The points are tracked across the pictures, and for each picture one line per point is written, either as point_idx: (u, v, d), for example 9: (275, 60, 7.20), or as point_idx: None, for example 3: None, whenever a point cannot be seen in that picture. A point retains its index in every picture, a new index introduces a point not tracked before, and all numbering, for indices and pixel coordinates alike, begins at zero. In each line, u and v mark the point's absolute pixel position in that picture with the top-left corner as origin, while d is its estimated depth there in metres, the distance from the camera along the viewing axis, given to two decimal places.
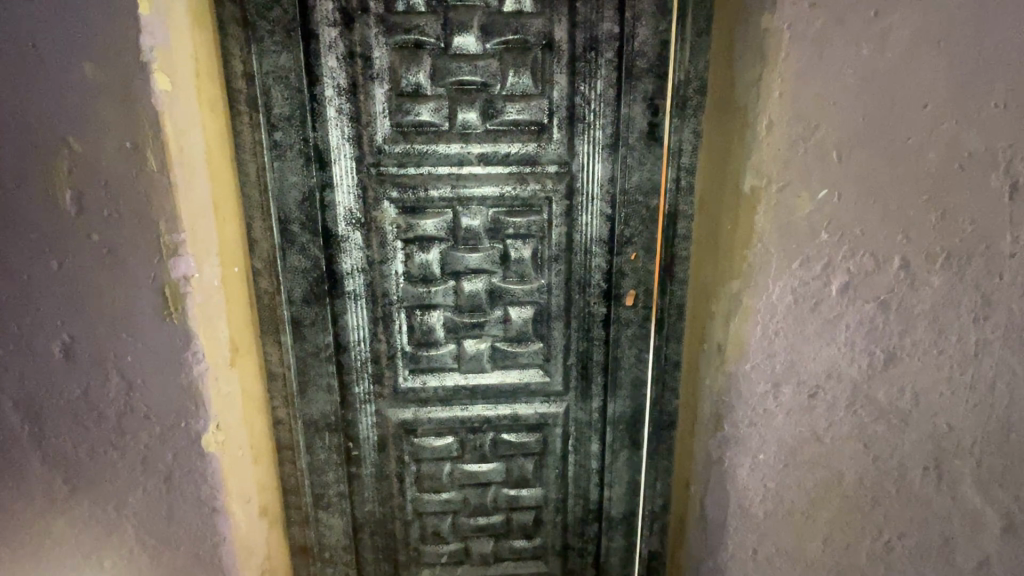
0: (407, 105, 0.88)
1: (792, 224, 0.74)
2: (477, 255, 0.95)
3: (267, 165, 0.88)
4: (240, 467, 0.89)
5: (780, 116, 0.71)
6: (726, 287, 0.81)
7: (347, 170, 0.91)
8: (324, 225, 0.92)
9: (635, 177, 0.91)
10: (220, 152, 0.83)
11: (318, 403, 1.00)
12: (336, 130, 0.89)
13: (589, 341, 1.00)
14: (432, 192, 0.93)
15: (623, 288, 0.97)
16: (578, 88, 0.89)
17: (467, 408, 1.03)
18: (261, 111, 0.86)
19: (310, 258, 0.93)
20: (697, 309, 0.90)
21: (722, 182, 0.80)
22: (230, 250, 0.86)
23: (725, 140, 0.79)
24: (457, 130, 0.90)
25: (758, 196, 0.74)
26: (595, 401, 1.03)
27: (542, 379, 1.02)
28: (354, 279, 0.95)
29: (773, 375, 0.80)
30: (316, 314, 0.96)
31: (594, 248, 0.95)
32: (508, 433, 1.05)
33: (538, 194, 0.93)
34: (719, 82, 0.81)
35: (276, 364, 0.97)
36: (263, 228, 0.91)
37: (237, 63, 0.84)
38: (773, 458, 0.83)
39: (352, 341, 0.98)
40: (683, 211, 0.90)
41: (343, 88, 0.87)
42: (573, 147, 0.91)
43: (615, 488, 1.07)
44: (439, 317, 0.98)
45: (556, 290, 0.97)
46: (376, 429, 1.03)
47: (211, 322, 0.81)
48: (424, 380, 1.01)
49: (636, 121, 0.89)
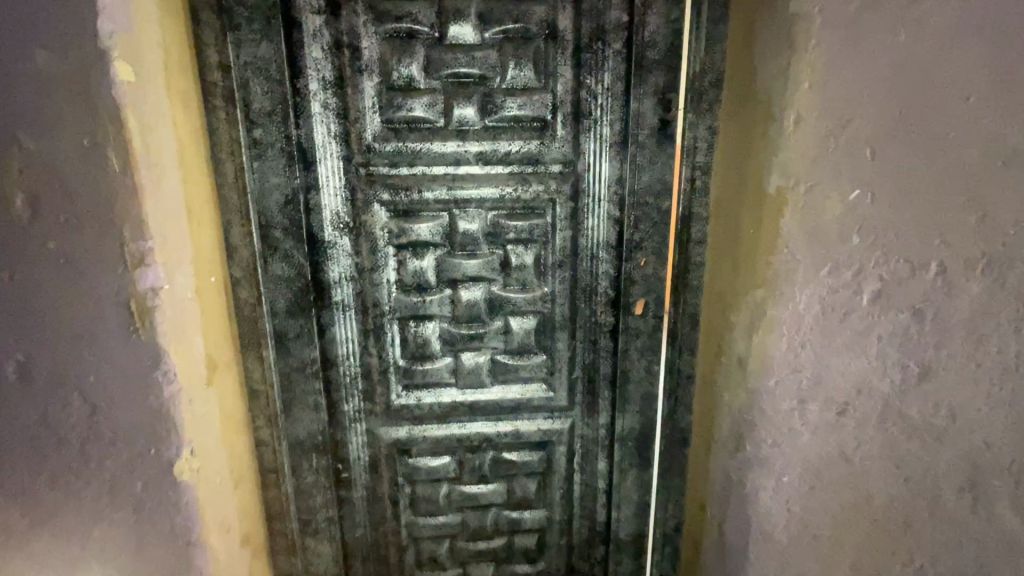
0: (399, 100, 0.82)
1: (821, 227, 0.68)
2: (476, 262, 0.88)
3: (246, 165, 0.81)
4: (218, 495, 0.82)
5: (810, 109, 0.64)
6: (748, 296, 0.75)
7: (333, 170, 0.84)
8: (309, 230, 0.85)
9: (646, 177, 0.85)
10: (193, 152, 0.76)
11: (304, 422, 0.92)
12: (321, 127, 0.82)
13: (596, 353, 0.93)
14: (426, 194, 0.86)
15: (633, 296, 0.90)
16: (584, 80, 0.82)
17: (465, 425, 0.96)
18: (239, 105, 0.79)
19: (294, 266, 0.86)
20: (714, 320, 0.84)
21: (742, 182, 0.75)
22: (205, 258, 0.78)
23: (745, 136, 0.73)
24: (453, 127, 0.83)
25: (784, 198, 0.68)
26: (602, 416, 0.96)
27: (546, 394, 0.95)
28: (343, 289, 0.88)
29: (798, 391, 0.74)
30: (301, 326, 0.88)
31: (601, 254, 0.89)
32: (509, 452, 0.98)
33: (540, 195, 0.87)
34: (737, 74, 0.75)
35: (258, 381, 0.89)
36: (242, 234, 0.83)
37: (212, 54, 0.77)
38: (798, 480, 0.77)
39: (341, 354, 0.91)
40: (698, 214, 0.84)
41: (329, 81, 0.80)
42: (579, 145, 0.85)
43: (623, 508, 1.00)
44: (434, 329, 0.91)
45: (560, 298, 0.91)
46: (368, 448, 0.96)
47: (183, 338, 0.74)
48: (418, 396, 0.94)
49: (647, 116, 0.83)
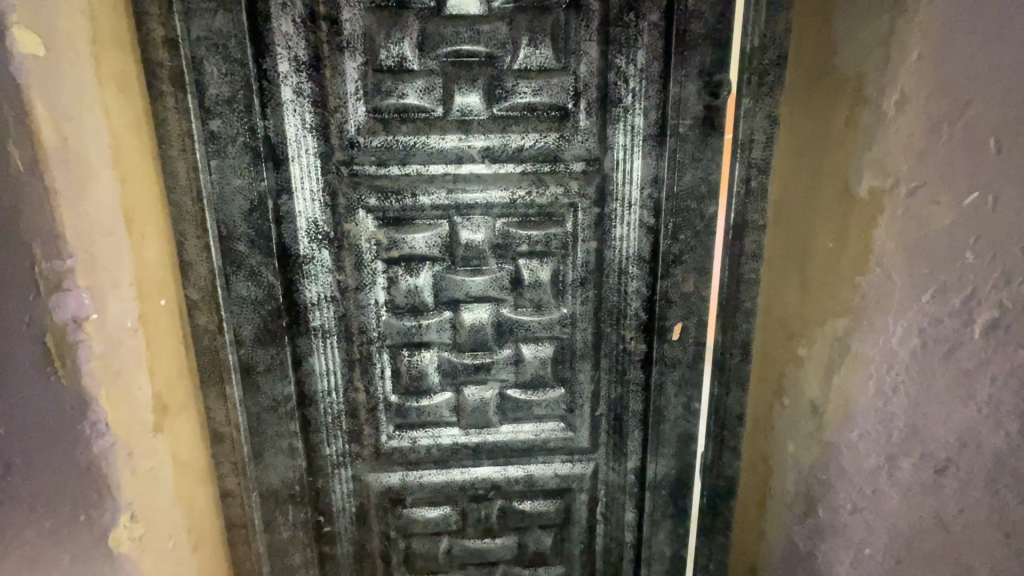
0: (388, 84, 0.67)
1: (927, 238, 0.52)
2: (481, 279, 0.74)
3: (202, 164, 0.67)
4: (173, 566, 0.66)
5: (918, 88, 0.50)
6: (825, 326, 0.61)
7: (309, 170, 0.69)
8: (280, 242, 0.70)
9: (688, 177, 0.70)
10: (134, 149, 0.61)
11: (277, 469, 0.78)
12: (294, 118, 0.67)
13: (624, 386, 0.78)
14: (421, 198, 0.71)
15: (669, 320, 0.75)
16: (613, 60, 0.68)
17: (469, 470, 0.81)
18: (191, 91, 0.65)
19: (262, 286, 0.71)
20: (772, 350, 0.70)
21: (817, 184, 0.60)
22: (151, 278, 0.64)
23: (821, 127, 0.59)
24: (454, 118, 0.69)
25: (879, 203, 0.53)
26: (631, 460, 0.82)
27: (565, 434, 0.80)
28: (322, 312, 0.74)
29: (886, 445, 0.58)
30: (273, 357, 0.74)
31: (631, 269, 0.74)
32: (521, 501, 0.83)
33: (559, 198, 0.72)
34: (811, 50, 0.61)
35: (223, 422, 0.75)
36: (199, 247, 0.69)
37: (157, 27, 0.62)
38: (883, 554, 0.60)
39: (320, 390, 0.76)
40: (753, 222, 0.71)
41: (302, 62, 0.66)
42: (606, 139, 0.70)
43: (654, 565, 0.85)
44: (432, 359, 0.76)
45: (582, 322, 0.76)
46: (355, 498, 0.81)
47: (121, 379, 0.59)
48: (414, 437, 0.80)
49: (690, 103, 0.68)
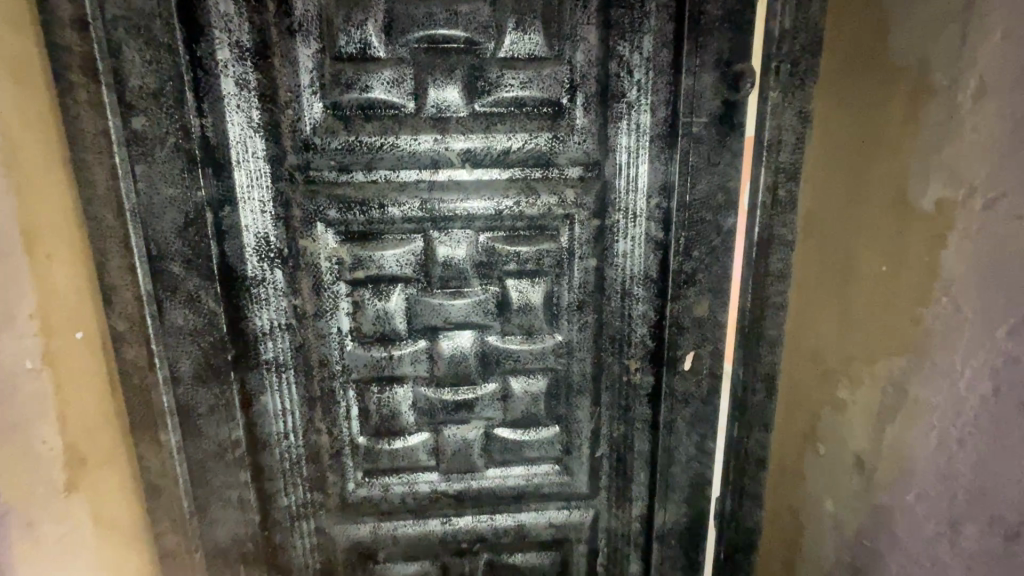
0: (349, 75, 0.57)
1: (1007, 261, 0.41)
2: (463, 303, 0.63)
3: (123, 170, 0.56)
4: None
5: (1000, 75, 0.41)
6: (876, 368, 0.52)
7: (255, 176, 0.58)
8: (222, 262, 0.60)
9: (703, 184, 0.60)
10: (36, 154, 0.50)
11: (226, 525, 0.66)
12: (237, 114, 0.57)
13: (629, 423, 0.68)
14: (391, 210, 0.60)
15: (680, 349, 0.65)
16: (615, 48, 0.57)
17: (450, 521, 0.71)
18: (108, 83, 0.54)
19: (202, 314, 0.60)
20: (805, 384, 0.61)
21: (862, 196, 0.52)
22: (60, 309, 0.53)
23: (870, 127, 0.51)
24: (427, 114, 0.58)
25: (948, 217, 0.44)
26: (636, 507, 0.71)
27: (561, 479, 0.70)
28: (275, 343, 0.63)
29: (947, 510, 0.47)
30: (216, 397, 0.63)
31: (636, 290, 0.64)
32: (512, 554, 0.73)
33: (553, 209, 0.61)
34: (857, 35, 0.52)
35: (158, 474, 0.63)
36: (124, 269, 0.58)
37: (64, 4, 0.52)
38: None
39: (274, 432, 0.65)
40: (779, 238, 0.61)
41: (245, 48, 0.55)
42: (608, 140, 0.60)
43: None
44: (407, 395, 0.66)
45: (579, 351, 0.66)
46: (318, 554, 0.70)
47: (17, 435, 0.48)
48: (386, 485, 0.69)
49: (705, 98, 0.58)
